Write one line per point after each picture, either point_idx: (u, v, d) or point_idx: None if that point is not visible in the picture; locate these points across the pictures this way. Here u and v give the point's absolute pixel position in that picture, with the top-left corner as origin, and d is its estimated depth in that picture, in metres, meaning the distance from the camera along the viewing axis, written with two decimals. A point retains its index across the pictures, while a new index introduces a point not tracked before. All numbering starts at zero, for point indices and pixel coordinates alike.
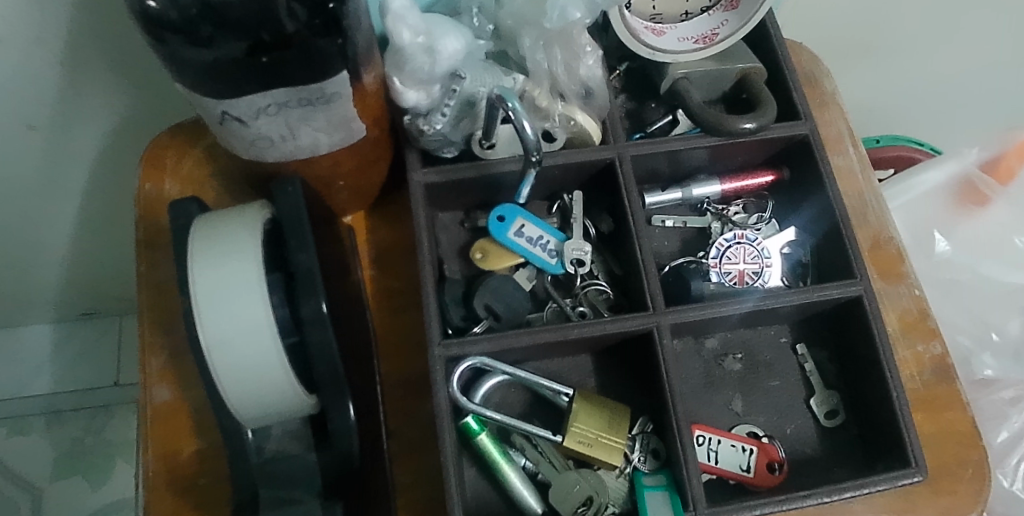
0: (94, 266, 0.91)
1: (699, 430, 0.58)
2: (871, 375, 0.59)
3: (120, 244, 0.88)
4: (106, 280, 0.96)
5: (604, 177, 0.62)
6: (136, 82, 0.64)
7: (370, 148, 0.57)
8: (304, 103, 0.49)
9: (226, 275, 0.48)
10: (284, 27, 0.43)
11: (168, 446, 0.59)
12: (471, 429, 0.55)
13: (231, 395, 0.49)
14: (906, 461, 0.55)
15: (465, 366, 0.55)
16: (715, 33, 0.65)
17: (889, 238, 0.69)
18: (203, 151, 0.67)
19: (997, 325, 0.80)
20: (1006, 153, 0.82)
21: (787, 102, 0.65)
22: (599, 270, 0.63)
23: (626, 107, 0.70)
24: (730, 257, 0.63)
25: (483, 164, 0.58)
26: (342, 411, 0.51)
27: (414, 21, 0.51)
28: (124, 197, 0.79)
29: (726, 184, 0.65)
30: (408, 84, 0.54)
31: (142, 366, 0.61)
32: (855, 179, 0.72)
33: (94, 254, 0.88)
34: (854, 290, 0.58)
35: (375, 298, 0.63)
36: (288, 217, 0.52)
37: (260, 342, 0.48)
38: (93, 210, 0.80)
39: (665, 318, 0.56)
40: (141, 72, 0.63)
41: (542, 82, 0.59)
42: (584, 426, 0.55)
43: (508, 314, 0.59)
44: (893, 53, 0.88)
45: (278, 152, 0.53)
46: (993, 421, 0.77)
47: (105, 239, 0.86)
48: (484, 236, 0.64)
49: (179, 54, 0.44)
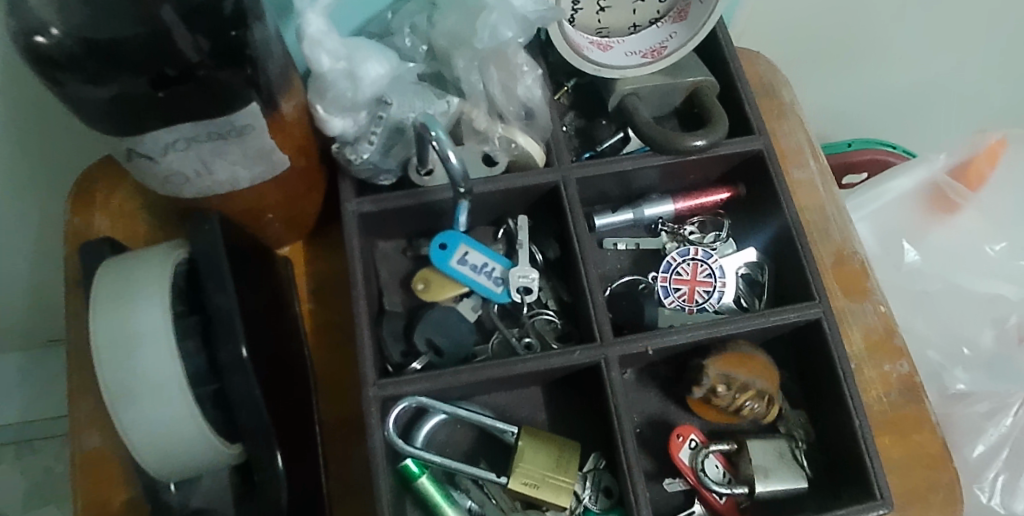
0: (33, 317, 0.86)
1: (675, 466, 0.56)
2: (833, 400, 0.56)
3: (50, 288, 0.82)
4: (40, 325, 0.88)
5: (551, 200, 0.60)
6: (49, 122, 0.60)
7: (298, 178, 0.55)
8: (214, 137, 0.46)
9: (126, 322, 0.46)
10: (186, 58, 0.41)
11: (95, 499, 0.55)
12: (410, 473, 0.52)
13: (140, 449, 0.47)
14: (871, 492, 0.52)
15: (399, 408, 0.52)
16: (664, 46, 0.62)
17: (853, 252, 0.67)
18: (134, 183, 0.62)
19: (969, 339, 0.77)
20: (976, 157, 0.79)
21: (740, 116, 0.63)
22: (548, 298, 0.60)
23: (576, 125, 0.66)
24: (681, 272, 0.61)
25: (420, 191, 0.56)
26: (269, 462, 0.48)
27: (332, 46, 0.49)
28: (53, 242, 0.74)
29: (679, 203, 0.63)
30: (332, 112, 0.52)
31: (71, 409, 0.57)
32: (816, 192, 0.69)
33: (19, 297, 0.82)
34: (811, 313, 0.56)
35: (314, 333, 0.60)
36: (204, 256, 0.49)
37: (168, 395, 0.45)
38: (20, 252, 0.75)
39: (613, 350, 0.54)
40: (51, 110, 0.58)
41: (479, 103, 0.57)
42: (530, 465, 0.53)
43: (451, 349, 0.56)
44: (856, 61, 0.86)
45: (196, 188, 0.50)
46: (969, 436, 0.74)
47: (28, 284, 0.80)
48: (427, 265, 0.61)
49: (74, 95, 0.41)
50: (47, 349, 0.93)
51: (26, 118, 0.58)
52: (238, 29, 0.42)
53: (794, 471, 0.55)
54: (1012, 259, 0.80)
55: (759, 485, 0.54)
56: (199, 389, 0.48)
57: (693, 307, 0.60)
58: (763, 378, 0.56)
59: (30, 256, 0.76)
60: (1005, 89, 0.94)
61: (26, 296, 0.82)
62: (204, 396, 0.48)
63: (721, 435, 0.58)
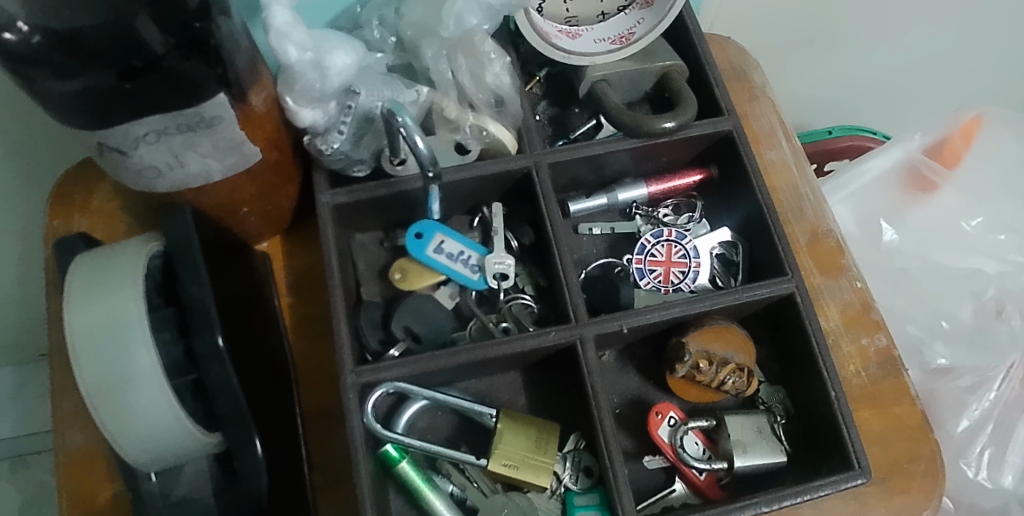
0: (21, 328, 0.86)
1: (649, 454, 0.57)
2: (809, 373, 0.57)
3: (33, 298, 0.82)
4: (28, 335, 0.88)
5: (524, 187, 0.60)
6: (27, 130, 0.60)
7: (272, 171, 0.55)
8: (183, 129, 0.47)
9: (102, 313, 0.46)
10: (152, 50, 0.41)
11: (80, 495, 0.55)
12: (391, 458, 0.53)
13: (118, 437, 0.47)
14: (850, 463, 0.53)
15: (377, 393, 0.52)
16: (631, 32, 0.63)
17: (828, 231, 0.67)
18: (111, 184, 0.63)
19: (948, 313, 0.77)
20: (950, 137, 0.80)
21: (709, 98, 0.64)
22: (524, 283, 0.61)
23: (549, 114, 0.67)
24: (655, 254, 0.62)
25: (393, 181, 0.56)
26: (248, 449, 0.48)
27: (299, 37, 0.50)
28: (38, 251, 0.75)
29: (652, 187, 0.63)
30: (302, 103, 0.52)
31: (55, 409, 0.57)
32: (790, 171, 0.70)
33: (5, 307, 0.82)
34: (784, 288, 0.56)
35: (294, 326, 0.61)
36: (179, 249, 0.50)
37: (145, 383, 0.46)
38: (4, 261, 0.75)
39: (588, 330, 0.54)
40: (28, 117, 0.59)
41: (449, 93, 0.58)
42: (509, 447, 0.53)
43: (429, 336, 0.57)
44: (829, 45, 0.87)
45: (169, 182, 0.51)
46: (954, 411, 0.78)
47: (14, 294, 0.80)
48: (404, 255, 0.61)
49: (43, 90, 0.41)
50: (38, 361, 0.93)
51: (2, 124, 0.59)
52: (203, 20, 0.43)
53: (772, 445, 0.55)
54: (992, 233, 0.79)
55: (738, 460, 0.54)
56: (177, 380, 0.48)
57: (668, 288, 0.61)
58: (739, 351, 0.57)
59: (15, 266, 0.76)
60: (976, 69, 0.95)
61: (14, 307, 0.82)
62: (184, 387, 0.49)
63: (700, 413, 0.58)
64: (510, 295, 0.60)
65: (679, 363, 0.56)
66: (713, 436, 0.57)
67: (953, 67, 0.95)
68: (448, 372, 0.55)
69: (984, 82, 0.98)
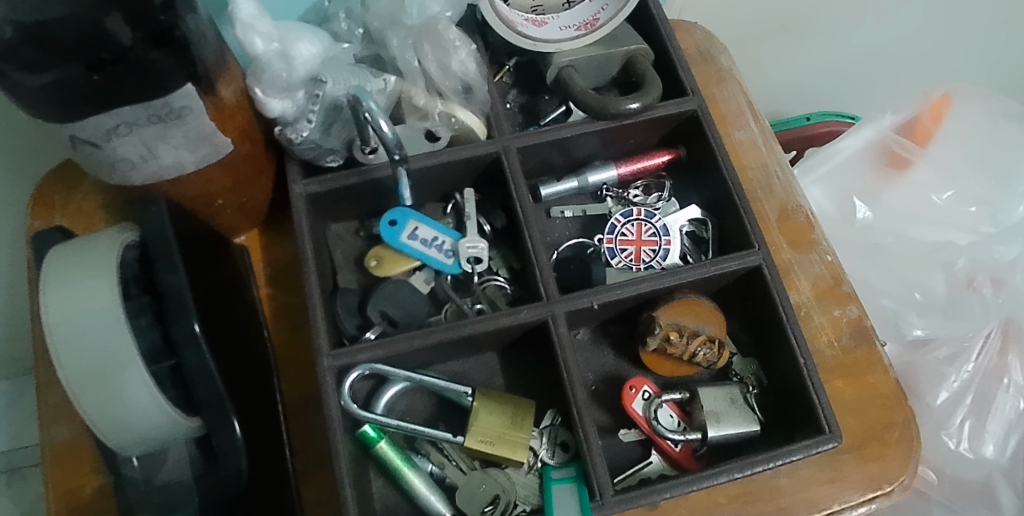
0: (10, 339, 0.87)
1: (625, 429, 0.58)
2: (779, 344, 0.58)
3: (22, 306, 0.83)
4: (18, 345, 0.89)
5: (494, 171, 0.61)
6: (8, 130, 0.62)
7: (244, 163, 0.57)
8: (154, 121, 0.48)
9: (79, 301, 0.47)
10: (119, 42, 0.42)
11: (65, 487, 0.56)
12: (368, 438, 0.54)
13: (97, 422, 0.48)
14: (821, 427, 0.54)
15: (353, 375, 0.53)
16: (596, 18, 0.64)
17: (797, 206, 0.69)
18: (90, 182, 0.64)
19: (920, 284, 0.78)
20: (921, 115, 0.81)
21: (674, 80, 0.65)
22: (498, 266, 0.62)
23: (519, 102, 0.68)
24: (625, 233, 0.63)
25: (364, 169, 0.58)
26: (226, 431, 0.49)
27: (264, 29, 0.51)
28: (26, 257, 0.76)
29: (622, 168, 0.64)
30: (270, 94, 0.54)
31: (40, 404, 0.59)
32: (757, 150, 0.71)
33: None
34: (751, 261, 0.58)
35: (273, 316, 0.62)
36: (154, 239, 0.52)
37: (122, 368, 0.47)
38: None
39: (559, 307, 0.55)
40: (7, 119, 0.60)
41: (417, 81, 0.60)
42: (485, 424, 0.54)
43: (405, 319, 0.58)
44: (798, 31, 0.89)
45: (144, 174, 0.52)
46: (932, 383, 0.78)
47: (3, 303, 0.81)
48: (379, 243, 0.62)
49: (12, 83, 0.42)
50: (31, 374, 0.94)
51: None
52: (168, 13, 0.44)
53: (745, 415, 0.56)
54: (961, 206, 0.80)
55: (711, 430, 0.55)
56: (155, 367, 0.49)
57: (640, 266, 0.62)
58: (710, 324, 0.58)
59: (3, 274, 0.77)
60: (945, 49, 0.97)
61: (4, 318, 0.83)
62: (162, 373, 0.50)
63: (675, 386, 0.59)
64: (482, 277, 0.61)
65: (650, 336, 0.57)
66: (687, 408, 0.58)
67: (923, 47, 0.96)
68: (425, 354, 0.56)
69: (954, 61, 1.00)
